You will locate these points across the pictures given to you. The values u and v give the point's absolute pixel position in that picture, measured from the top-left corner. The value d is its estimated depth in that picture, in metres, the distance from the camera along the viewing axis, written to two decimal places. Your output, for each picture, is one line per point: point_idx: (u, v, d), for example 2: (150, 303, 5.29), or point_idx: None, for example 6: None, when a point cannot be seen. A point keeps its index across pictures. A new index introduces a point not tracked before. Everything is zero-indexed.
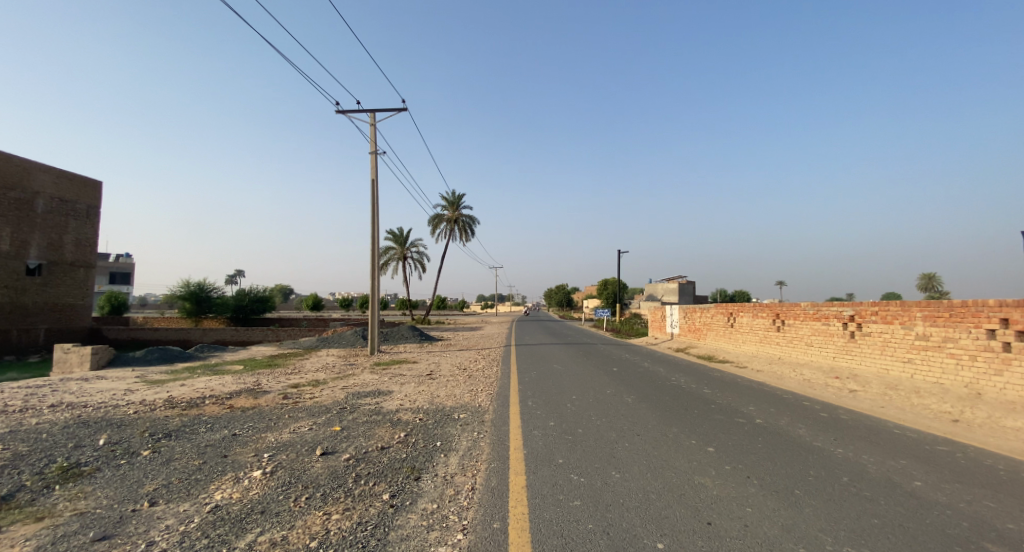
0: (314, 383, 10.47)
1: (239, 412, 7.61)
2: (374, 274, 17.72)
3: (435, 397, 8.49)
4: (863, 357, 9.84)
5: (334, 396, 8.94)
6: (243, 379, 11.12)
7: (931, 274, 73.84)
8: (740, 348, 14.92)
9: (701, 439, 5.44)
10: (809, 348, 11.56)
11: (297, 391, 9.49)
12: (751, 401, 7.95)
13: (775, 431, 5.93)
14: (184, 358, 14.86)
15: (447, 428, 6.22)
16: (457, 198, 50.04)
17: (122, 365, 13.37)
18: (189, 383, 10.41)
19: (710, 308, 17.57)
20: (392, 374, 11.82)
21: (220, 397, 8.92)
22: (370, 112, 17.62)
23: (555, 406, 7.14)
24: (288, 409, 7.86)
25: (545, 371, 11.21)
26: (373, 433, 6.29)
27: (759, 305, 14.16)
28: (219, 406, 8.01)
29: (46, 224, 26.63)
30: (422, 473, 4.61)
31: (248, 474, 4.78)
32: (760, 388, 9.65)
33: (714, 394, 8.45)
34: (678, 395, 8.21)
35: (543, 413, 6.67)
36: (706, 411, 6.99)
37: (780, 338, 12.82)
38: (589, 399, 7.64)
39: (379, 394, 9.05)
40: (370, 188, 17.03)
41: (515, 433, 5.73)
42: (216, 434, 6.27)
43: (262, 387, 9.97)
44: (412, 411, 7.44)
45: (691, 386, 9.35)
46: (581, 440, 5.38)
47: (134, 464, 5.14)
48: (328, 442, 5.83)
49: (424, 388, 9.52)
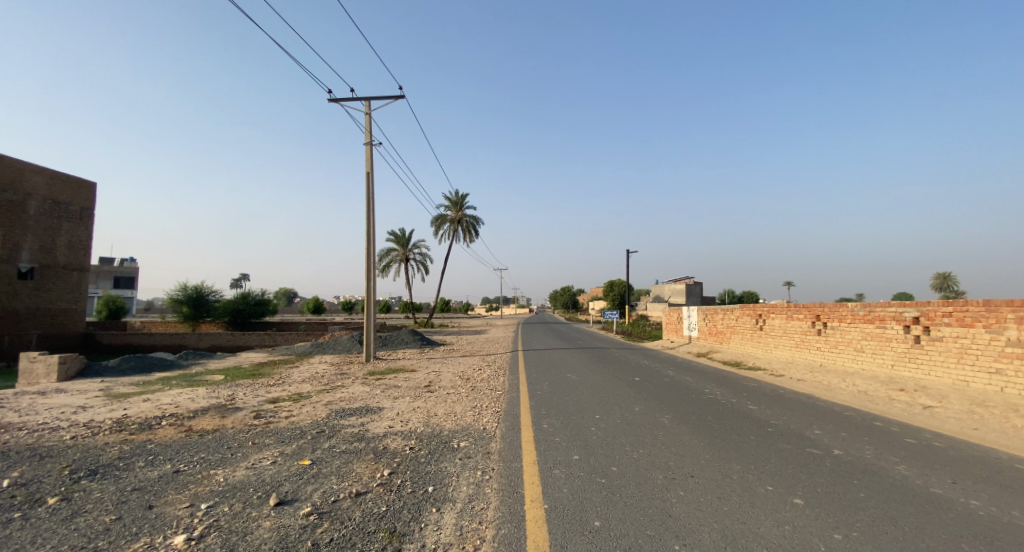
0: (296, 397, 9.16)
1: (196, 436, 6.31)
2: (370, 276, 16.42)
3: (433, 417, 7.18)
4: (932, 366, 8.47)
5: (316, 415, 7.65)
6: (217, 392, 9.82)
7: (943, 275, 72.52)
8: (773, 354, 13.51)
9: (779, 485, 4.11)
10: (860, 354, 10.16)
11: (273, 408, 8.19)
12: (811, 421, 6.62)
13: (868, 471, 4.58)
14: (162, 367, 13.61)
15: (443, 465, 4.88)
16: (460, 198, 49.06)
17: (93, 375, 12.14)
18: (155, 398, 9.13)
19: (734, 309, 16.19)
20: (385, 386, 10.50)
21: (183, 415, 7.63)
22: (365, 100, 16.27)
23: (577, 431, 5.84)
24: (257, 432, 6.57)
25: (557, 381, 9.89)
26: (349, 470, 4.97)
27: (794, 305, 12.75)
28: (175, 429, 6.70)
29: (39, 226, 25.56)
30: (404, 543, 3.28)
31: (167, 541, 3.45)
32: (812, 402, 8.26)
33: (764, 412, 7.10)
34: (721, 414, 6.87)
35: (564, 442, 5.36)
36: (764, 436, 5.67)
37: (822, 342, 11.43)
38: (616, 421, 6.32)
39: (368, 412, 7.74)
40: (366, 181, 15.76)
41: (531, 475, 4.39)
42: (152, 472, 4.95)
43: (235, 403, 8.66)
44: (402, 438, 6.10)
45: (731, 401, 8.01)
46: (620, 487, 4.07)
47: (25, 520, 3.81)
48: (290, 484, 4.52)
49: (422, 404, 8.21)
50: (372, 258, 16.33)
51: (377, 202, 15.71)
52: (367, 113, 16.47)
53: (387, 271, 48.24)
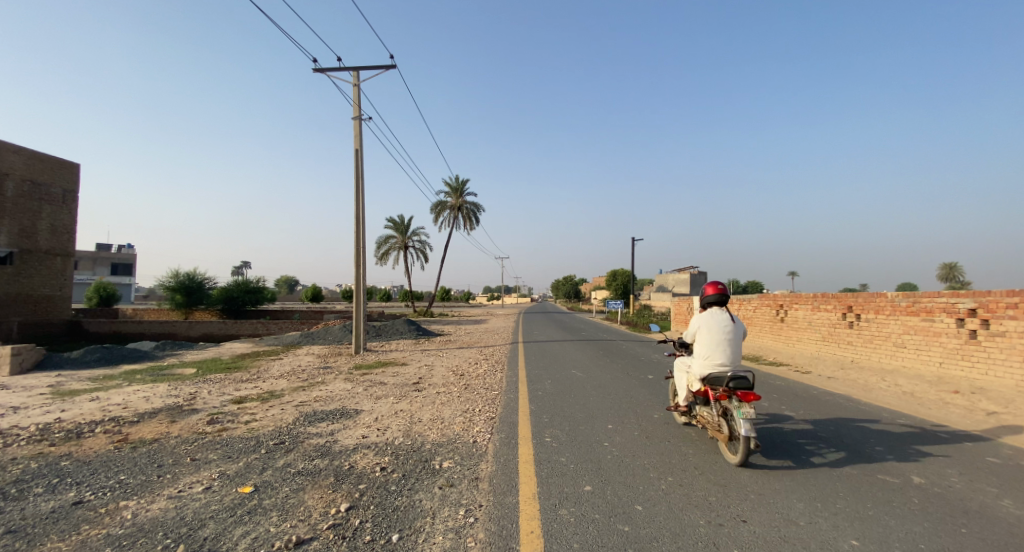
0: (265, 397, 8.05)
1: (125, 450, 5.24)
2: (360, 262, 15.28)
3: (415, 423, 6.11)
4: (992, 365, 7.35)
5: (280, 420, 6.59)
6: (177, 390, 8.74)
7: (951, 264, 71.12)
8: (796, 348, 12.38)
9: (867, 538, 3.02)
10: (902, 350, 9.04)
11: (234, 410, 7.12)
12: (868, 433, 5.57)
13: (976, 513, 3.48)
14: (132, 359, 12.59)
15: (418, 499, 3.76)
16: (459, 183, 47.62)
17: (53, 368, 11.12)
18: (105, 397, 8.08)
19: (751, 299, 15.03)
20: (369, 383, 9.43)
21: (124, 420, 6.56)
22: (352, 71, 15.00)
23: (586, 448, 4.76)
24: (203, 444, 5.49)
25: (561, 379, 8.81)
26: (296, 502, 3.88)
27: (821, 295, 11.62)
28: (106, 438, 5.67)
29: (16, 209, 24.46)
30: None
31: None
32: (855, 407, 7.16)
33: (807, 420, 6.03)
34: (756, 424, 5.78)
35: (572, 466, 4.29)
36: (818, 456, 4.60)
37: (854, 336, 10.32)
38: (634, 434, 5.25)
39: (341, 417, 6.65)
40: (353, 159, 14.55)
41: (530, 518, 3.31)
42: (46, 506, 3.88)
43: (194, 404, 7.59)
44: (373, 455, 5.01)
45: (763, 405, 6.93)
46: (650, 541, 2.97)
47: None
48: (212, 527, 3.45)
49: (406, 406, 7.12)
50: (361, 242, 15.20)
51: (365, 182, 14.53)
52: (354, 84, 15.20)
53: (385, 259, 47.01)
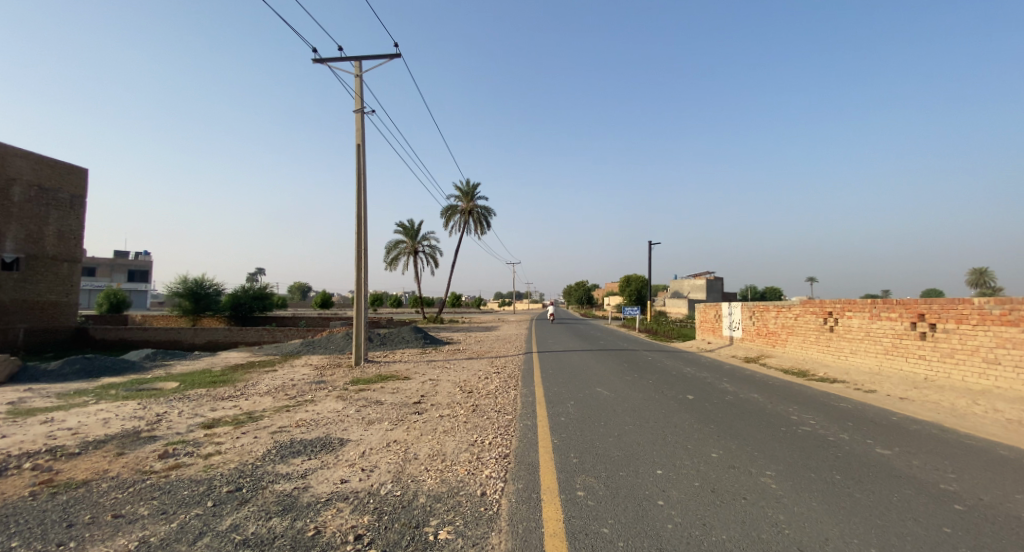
0: (239, 421, 6.89)
1: (38, 500, 4.06)
2: (362, 266, 14.18)
3: (409, 463, 4.87)
4: None
5: (249, 453, 5.41)
6: (145, 410, 7.61)
7: (980, 269, 67.60)
8: (849, 362, 10.92)
9: None
10: (994, 368, 7.60)
11: (198, 439, 5.95)
12: (1004, 484, 4.19)
13: None
14: (115, 371, 11.57)
15: None
16: (471, 187, 46.61)
17: (24, 382, 10.09)
18: (60, 419, 6.99)
19: (792, 306, 13.63)
20: (363, 402, 8.22)
21: (62, 453, 5.39)
22: (354, 61, 13.99)
23: (638, 509, 3.48)
24: (140, 491, 4.29)
25: (586, 400, 7.53)
26: None
27: (881, 301, 10.21)
28: (26, 480, 4.52)
29: (24, 214, 23.96)
30: None
31: None
32: (957, 440, 5.74)
33: (913, 464, 4.64)
34: (850, 469, 4.41)
35: (623, 544, 3.01)
36: (974, 530, 3.22)
37: (927, 349, 8.87)
38: (697, 486, 3.92)
39: (322, 450, 5.45)
40: (355, 154, 13.50)
41: None
42: None
43: (155, 429, 6.44)
44: (349, 514, 3.76)
45: (843, 438, 5.54)
46: None
47: None
48: None
49: (401, 437, 5.88)
50: (364, 245, 14.14)
51: (367, 179, 13.47)
52: (357, 76, 14.17)
53: (395, 265, 46.11)
